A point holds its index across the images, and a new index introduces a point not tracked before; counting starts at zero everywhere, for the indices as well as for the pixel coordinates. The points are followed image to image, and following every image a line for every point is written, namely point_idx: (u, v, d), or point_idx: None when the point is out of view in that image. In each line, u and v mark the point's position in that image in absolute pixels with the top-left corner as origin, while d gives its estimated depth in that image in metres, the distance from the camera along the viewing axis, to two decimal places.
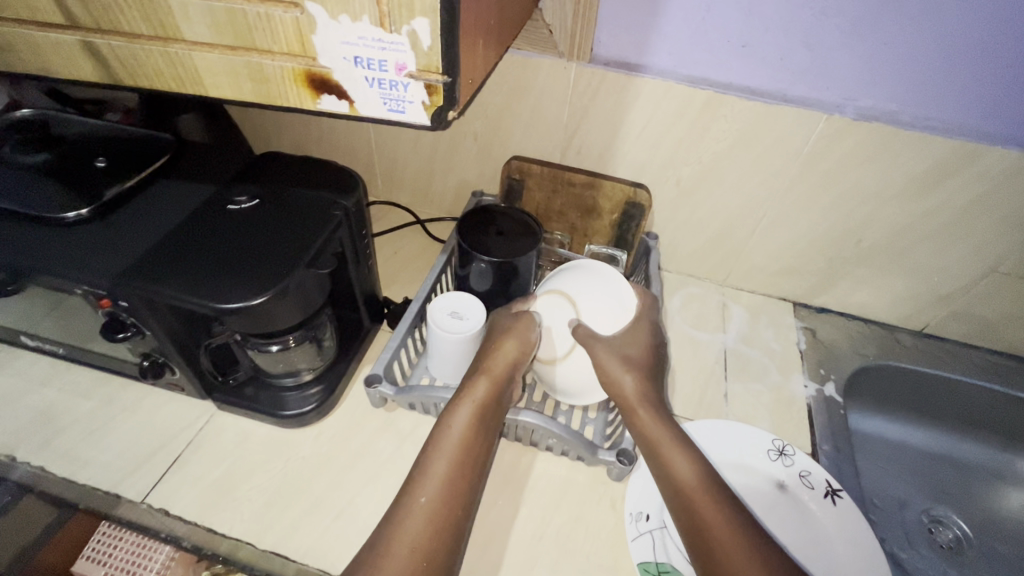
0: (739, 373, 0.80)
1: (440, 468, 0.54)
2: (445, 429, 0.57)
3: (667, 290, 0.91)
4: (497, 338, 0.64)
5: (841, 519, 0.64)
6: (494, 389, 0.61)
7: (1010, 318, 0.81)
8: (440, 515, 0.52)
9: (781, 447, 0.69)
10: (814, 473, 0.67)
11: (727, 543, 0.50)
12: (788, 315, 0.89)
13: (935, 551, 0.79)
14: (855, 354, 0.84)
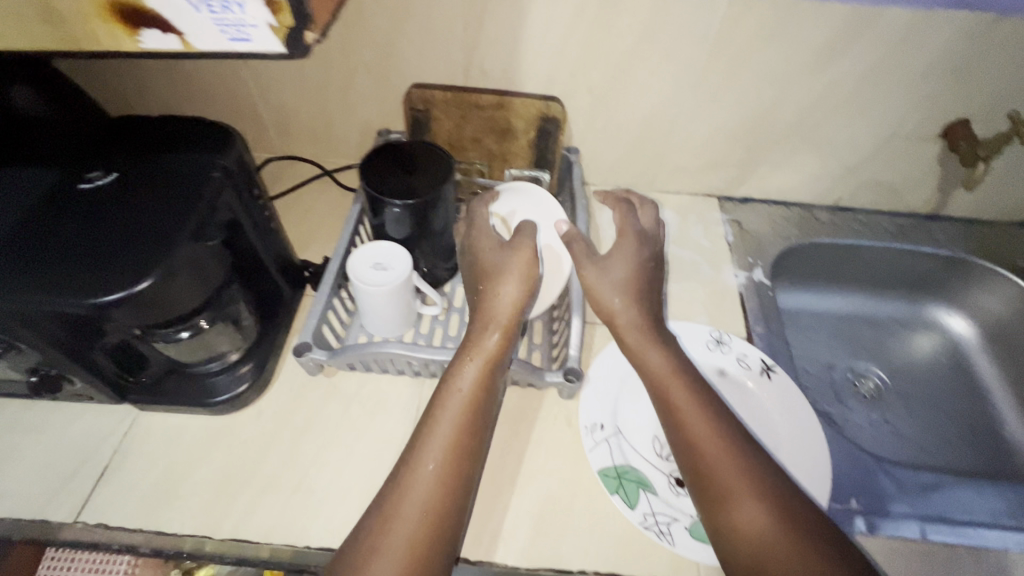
0: (675, 275, 0.82)
1: (449, 427, 0.53)
2: (453, 391, 0.55)
3: (596, 204, 0.90)
4: (490, 284, 0.61)
5: (775, 389, 0.68)
6: (505, 342, 0.59)
7: (910, 180, 0.86)
8: (450, 474, 0.51)
9: (718, 337, 0.72)
10: (750, 354, 0.70)
11: (705, 446, 0.52)
12: (714, 211, 0.90)
13: (860, 401, 0.87)
14: (778, 238, 0.88)
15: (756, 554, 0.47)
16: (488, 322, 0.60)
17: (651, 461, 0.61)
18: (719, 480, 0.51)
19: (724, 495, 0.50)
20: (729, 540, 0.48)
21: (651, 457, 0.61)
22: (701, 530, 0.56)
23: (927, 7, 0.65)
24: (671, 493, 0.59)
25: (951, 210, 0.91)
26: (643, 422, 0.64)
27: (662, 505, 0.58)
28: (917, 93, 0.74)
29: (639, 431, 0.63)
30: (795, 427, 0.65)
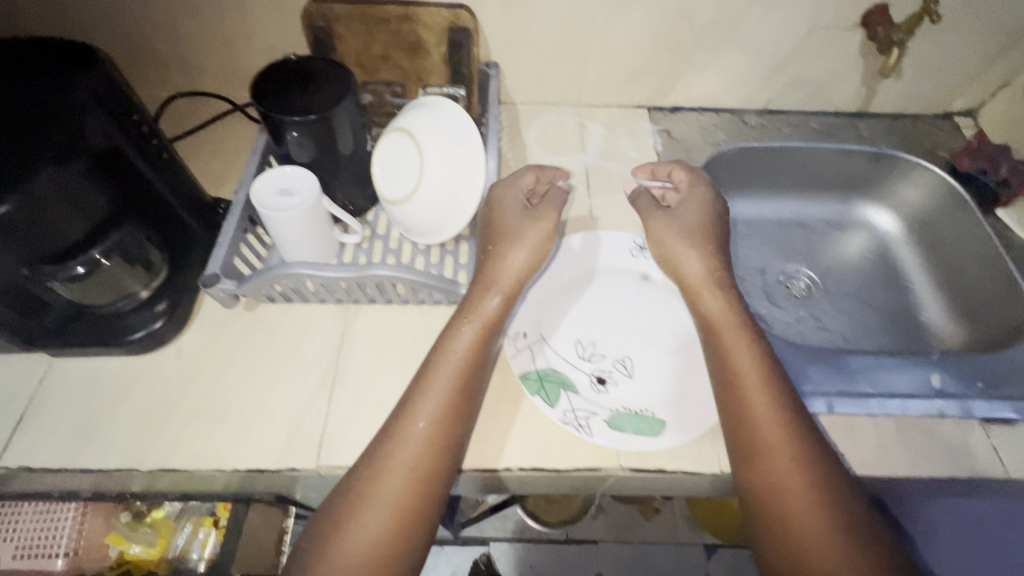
0: (602, 187, 0.81)
1: (441, 391, 0.55)
2: (449, 354, 0.57)
3: (523, 123, 0.87)
4: (499, 245, 0.63)
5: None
6: (503, 305, 0.60)
7: (834, 76, 0.86)
8: (440, 434, 0.53)
9: (642, 244, 0.73)
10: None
11: (743, 382, 0.57)
12: (643, 122, 0.89)
13: (790, 301, 0.89)
14: (707, 145, 0.87)
15: (776, 501, 0.51)
16: (489, 284, 0.61)
17: (574, 363, 0.65)
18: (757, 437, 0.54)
19: (745, 433, 0.54)
20: (752, 487, 0.53)
21: (574, 359, 0.65)
22: (618, 420, 0.60)
23: None
24: (591, 389, 0.63)
25: (877, 106, 0.91)
26: (568, 329, 0.67)
27: (582, 402, 0.61)
28: None
29: (563, 337, 0.66)
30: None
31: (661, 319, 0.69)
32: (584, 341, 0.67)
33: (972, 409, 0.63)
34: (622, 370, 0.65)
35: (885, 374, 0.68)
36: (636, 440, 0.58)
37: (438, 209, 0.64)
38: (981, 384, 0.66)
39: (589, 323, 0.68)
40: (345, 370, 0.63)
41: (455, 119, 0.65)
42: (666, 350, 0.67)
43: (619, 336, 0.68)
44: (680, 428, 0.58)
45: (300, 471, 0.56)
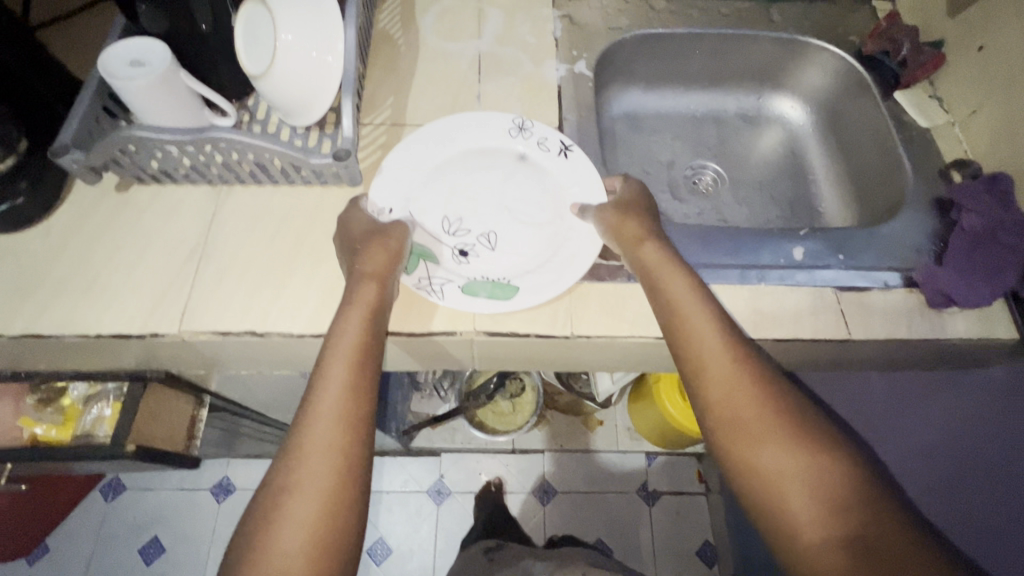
0: (492, 73, 0.79)
1: (341, 379, 0.52)
2: (340, 335, 0.54)
3: (418, 9, 0.84)
4: (366, 243, 0.59)
5: (570, 168, 0.69)
6: (381, 290, 0.57)
7: None
8: (351, 413, 0.51)
9: (520, 123, 0.71)
10: (550, 137, 0.70)
11: (723, 379, 0.53)
12: (545, 7, 0.85)
13: (694, 194, 0.89)
14: (609, 31, 0.84)
15: (764, 488, 0.49)
16: (361, 275, 0.57)
17: (435, 236, 0.66)
18: (731, 425, 0.52)
19: (740, 430, 0.51)
20: (744, 478, 0.50)
21: (437, 232, 0.66)
22: (473, 287, 0.61)
23: None
24: (450, 260, 0.64)
25: None
26: (432, 204, 0.67)
27: (438, 270, 0.62)
28: None
29: (426, 210, 0.66)
30: (578, 199, 0.68)
31: (530, 197, 0.69)
32: (450, 216, 0.67)
33: (820, 277, 0.65)
34: (485, 243, 0.67)
35: (750, 241, 0.68)
36: (487, 304, 0.60)
37: (307, 75, 0.64)
38: (842, 255, 0.67)
39: (457, 199, 0.69)
40: (213, 245, 0.64)
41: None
42: (530, 225, 0.68)
43: (485, 212, 0.69)
44: (529, 293, 0.60)
45: (164, 336, 0.59)
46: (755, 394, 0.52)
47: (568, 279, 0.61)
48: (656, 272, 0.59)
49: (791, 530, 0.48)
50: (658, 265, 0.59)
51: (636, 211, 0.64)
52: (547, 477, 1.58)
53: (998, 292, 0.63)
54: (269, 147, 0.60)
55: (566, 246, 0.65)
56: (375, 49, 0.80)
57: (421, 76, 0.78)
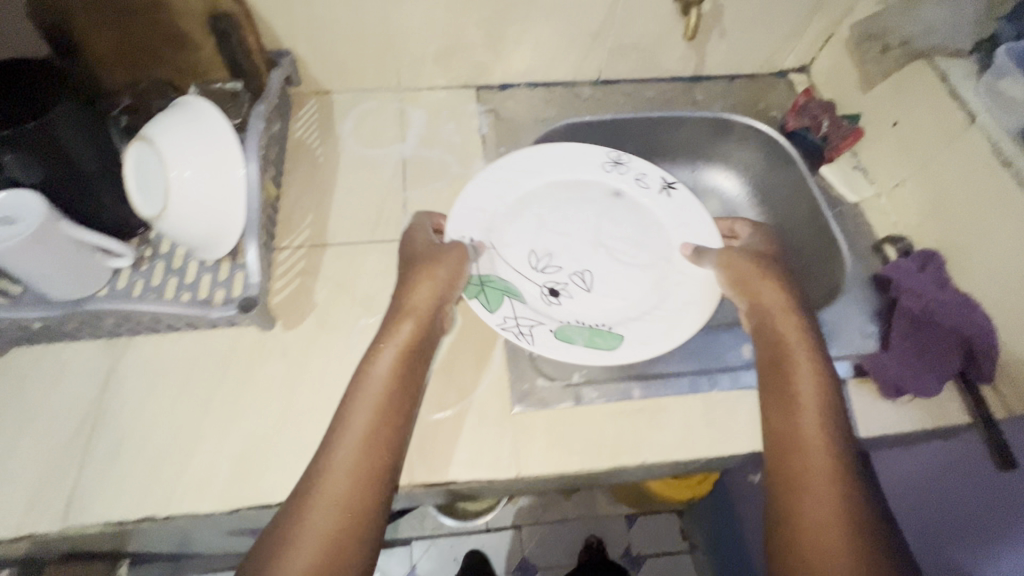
0: (419, 178, 0.76)
1: (367, 419, 0.50)
2: (364, 378, 0.52)
3: (336, 115, 0.81)
4: (419, 264, 0.60)
5: (671, 205, 0.76)
6: (421, 325, 0.57)
7: (657, 40, 0.82)
8: (367, 465, 0.48)
9: (617, 158, 0.79)
10: (649, 173, 0.78)
11: (807, 442, 0.51)
12: (469, 103, 0.84)
13: None
14: (537, 124, 0.83)
15: (797, 495, 0.48)
16: (404, 309, 0.57)
17: (529, 275, 0.71)
18: (778, 433, 0.53)
19: (805, 471, 0.49)
20: (782, 521, 0.48)
21: (530, 272, 0.72)
22: (568, 332, 0.64)
23: None
24: (543, 301, 0.69)
25: (710, 68, 0.89)
26: (531, 241, 0.74)
27: (523, 310, 0.64)
28: None
29: (518, 250, 0.72)
30: (687, 236, 0.74)
31: (627, 235, 0.76)
32: (543, 255, 0.74)
33: None
34: (578, 284, 0.73)
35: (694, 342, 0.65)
36: (586, 349, 0.61)
37: (206, 218, 0.58)
38: None
39: (549, 238, 0.75)
40: (108, 412, 0.56)
41: (191, 112, 0.59)
42: (632, 266, 0.74)
43: (580, 252, 0.75)
44: (635, 342, 0.63)
45: (46, 534, 0.51)
46: (820, 418, 0.52)
47: (681, 329, 0.64)
48: (747, 281, 0.62)
49: (820, 565, 0.45)
50: (773, 313, 0.60)
51: (768, 259, 0.64)
52: (527, 554, 1.49)
53: (948, 374, 0.62)
54: (181, 314, 0.56)
55: (674, 291, 0.70)
56: (292, 162, 0.76)
57: (342, 188, 0.74)
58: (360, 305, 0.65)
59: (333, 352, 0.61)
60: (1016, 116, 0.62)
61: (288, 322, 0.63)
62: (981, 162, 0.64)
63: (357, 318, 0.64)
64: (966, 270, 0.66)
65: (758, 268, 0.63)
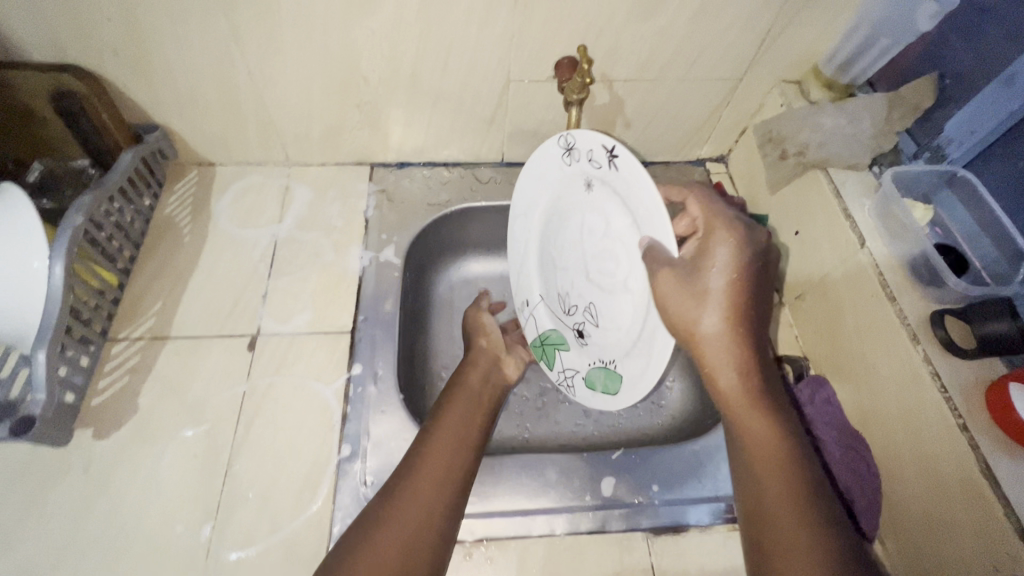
0: (287, 264, 0.71)
1: (449, 431, 0.56)
2: (444, 407, 0.59)
3: (215, 189, 0.77)
4: (479, 333, 0.72)
5: (623, 185, 0.54)
6: (483, 376, 0.65)
7: (558, 127, 0.78)
8: (443, 481, 0.52)
9: (567, 143, 0.60)
10: (595, 147, 0.56)
11: (763, 475, 0.48)
12: (360, 182, 0.80)
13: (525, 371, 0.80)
14: (428, 207, 0.79)
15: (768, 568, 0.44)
16: (469, 362, 0.68)
17: (563, 319, 0.68)
18: (751, 445, 0.50)
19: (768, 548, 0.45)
20: None
21: (561, 316, 0.68)
22: (591, 376, 0.64)
23: None
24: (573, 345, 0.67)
25: None
26: (557, 282, 0.68)
27: (571, 359, 0.67)
28: (497, 30, 0.63)
29: (550, 295, 0.70)
30: (645, 223, 0.52)
31: (609, 235, 0.59)
32: (564, 293, 0.67)
33: (614, 520, 0.57)
34: (591, 318, 0.64)
35: (551, 471, 0.59)
36: (601, 397, 0.63)
37: (3, 316, 0.54)
38: (656, 486, 0.59)
39: (565, 273, 0.67)
40: None
41: (8, 201, 0.55)
42: (617, 285, 0.60)
43: (583, 278, 0.64)
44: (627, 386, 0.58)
45: None
46: (775, 440, 0.49)
47: (653, 366, 0.54)
48: (664, 308, 0.50)
49: None
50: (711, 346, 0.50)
51: (732, 291, 0.49)
52: None
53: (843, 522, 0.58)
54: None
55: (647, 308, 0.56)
56: (153, 241, 0.71)
57: (201, 272, 0.69)
58: (185, 411, 0.59)
59: (140, 469, 0.55)
60: (906, 243, 0.58)
61: (100, 430, 0.57)
62: (869, 290, 0.58)
63: (179, 428, 0.58)
64: (856, 406, 0.60)
65: (688, 293, 0.49)
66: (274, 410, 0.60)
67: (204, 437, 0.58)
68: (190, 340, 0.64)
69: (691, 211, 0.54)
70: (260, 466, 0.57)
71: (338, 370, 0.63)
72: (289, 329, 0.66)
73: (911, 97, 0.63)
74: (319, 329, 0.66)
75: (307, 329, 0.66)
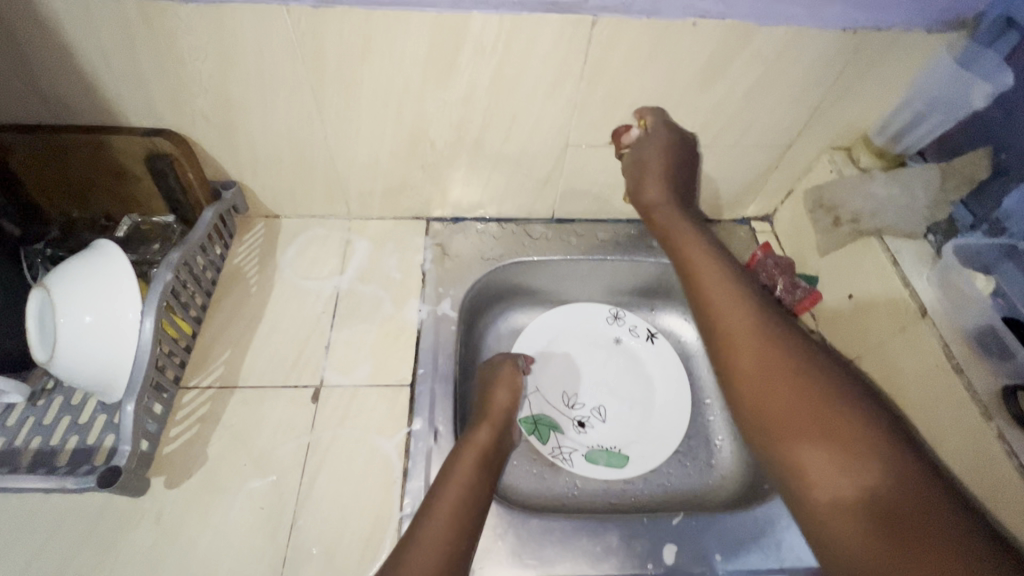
0: (349, 316, 0.74)
1: (456, 491, 0.54)
2: (455, 464, 0.57)
3: (281, 241, 0.81)
4: (493, 382, 0.70)
5: (656, 352, 0.87)
6: (494, 436, 0.63)
7: (608, 187, 0.81)
8: (455, 538, 0.50)
9: (615, 313, 0.89)
10: (639, 324, 0.88)
11: (750, 380, 0.53)
12: (417, 236, 0.83)
13: (568, 426, 0.80)
14: (482, 262, 0.81)
15: (802, 485, 0.46)
16: (484, 416, 0.66)
17: (560, 409, 0.81)
18: (724, 318, 0.57)
19: (793, 469, 0.47)
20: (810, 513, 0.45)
21: (561, 406, 0.81)
22: (593, 455, 0.77)
23: (514, 11, 0.57)
24: (573, 431, 0.79)
25: None
26: (556, 380, 0.84)
27: (565, 440, 0.78)
28: (561, 100, 0.67)
29: (556, 386, 0.83)
30: (666, 373, 0.85)
31: (630, 375, 0.85)
32: (572, 393, 0.83)
33: None
34: (598, 415, 0.81)
35: (613, 536, 0.59)
36: (605, 470, 0.76)
37: (88, 372, 0.57)
38: (717, 555, 0.59)
39: (575, 378, 0.84)
40: None
41: (104, 259, 0.59)
42: (629, 399, 0.83)
43: (596, 387, 0.84)
44: (638, 461, 0.76)
45: None
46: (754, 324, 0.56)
47: (665, 448, 0.78)
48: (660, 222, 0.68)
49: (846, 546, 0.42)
50: (692, 251, 0.64)
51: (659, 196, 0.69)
52: None
53: None
54: (53, 486, 0.53)
55: (654, 417, 0.81)
56: (222, 292, 0.74)
57: (267, 322, 0.72)
58: (252, 462, 0.60)
59: (208, 521, 0.56)
60: (971, 314, 0.58)
61: (171, 479, 0.59)
62: (933, 361, 0.58)
63: (246, 480, 0.59)
64: None
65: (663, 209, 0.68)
66: (337, 463, 0.61)
67: (270, 489, 0.59)
68: (258, 389, 0.66)
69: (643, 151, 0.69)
70: (324, 522, 0.57)
71: (399, 424, 0.65)
72: (351, 381, 0.68)
73: (965, 169, 0.65)
74: (380, 382, 0.68)
75: (368, 382, 0.68)
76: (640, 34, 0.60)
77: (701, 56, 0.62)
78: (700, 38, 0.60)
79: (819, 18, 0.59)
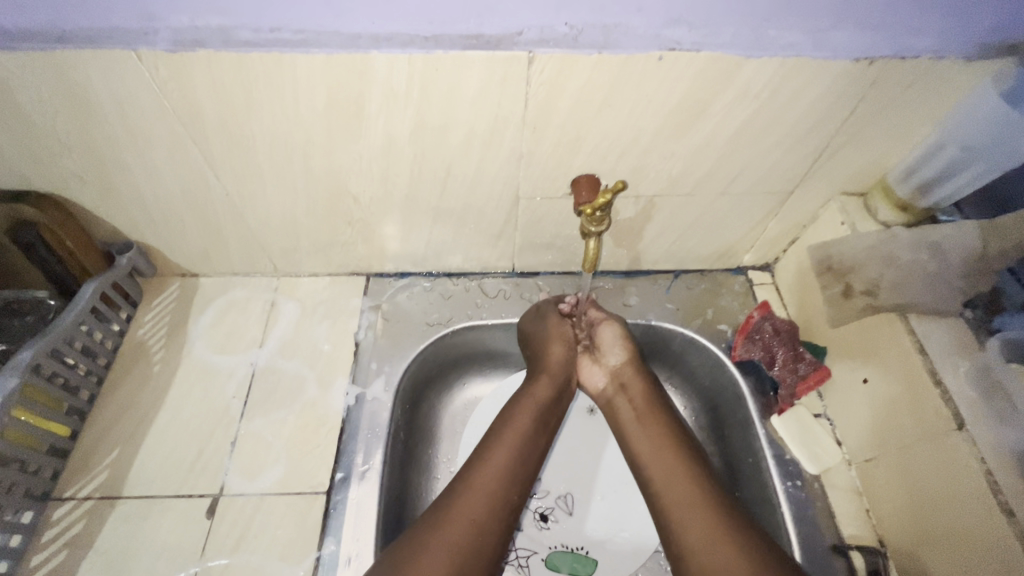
0: (263, 402, 0.63)
1: (508, 452, 0.56)
2: (509, 420, 0.59)
3: (194, 305, 0.70)
4: (549, 332, 0.66)
5: None
6: (554, 389, 0.63)
7: (574, 239, 0.69)
8: (503, 494, 0.53)
9: None
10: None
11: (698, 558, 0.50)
12: (354, 297, 0.72)
13: (526, 521, 0.68)
14: (428, 327, 0.70)
15: None
16: (541, 370, 0.64)
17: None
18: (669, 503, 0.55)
19: None
20: None
21: None
22: (554, 559, 0.65)
23: (426, 49, 0.45)
24: (532, 527, 0.68)
25: (648, 264, 0.74)
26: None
27: (523, 540, 0.67)
28: (502, 149, 0.54)
29: None
30: None
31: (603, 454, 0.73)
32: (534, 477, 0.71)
33: None
34: (564, 507, 0.69)
35: None
36: None
37: None
38: None
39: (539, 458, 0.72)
40: None
41: None
42: (600, 486, 0.71)
43: (564, 469, 0.72)
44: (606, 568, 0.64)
45: None
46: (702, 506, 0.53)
47: (640, 551, 0.66)
48: (613, 404, 0.65)
49: None
50: (643, 434, 0.61)
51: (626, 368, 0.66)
52: None
53: None
54: None
55: (631, 508, 0.69)
56: (119, 373, 0.64)
57: (167, 411, 0.62)
58: None
59: None
60: (1016, 429, 0.46)
61: None
62: (972, 491, 0.45)
63: None
64: None
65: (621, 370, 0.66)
66: None
67: None
68: (143, 503, 0.55)
69: (602, 336, 0.67)
70: None
71: (307, 546, 0.54)
72: (257, 489, 0.57)
73: (1014, 230, 0.51)
74: (291, 490, 0.57)
75: (276, 489, 0.57)
76: (591, 72, 0.47)
77: (672, 96, 0.49)
78: (669, 74, 0.47)
79: (824, 47, 0.46)
